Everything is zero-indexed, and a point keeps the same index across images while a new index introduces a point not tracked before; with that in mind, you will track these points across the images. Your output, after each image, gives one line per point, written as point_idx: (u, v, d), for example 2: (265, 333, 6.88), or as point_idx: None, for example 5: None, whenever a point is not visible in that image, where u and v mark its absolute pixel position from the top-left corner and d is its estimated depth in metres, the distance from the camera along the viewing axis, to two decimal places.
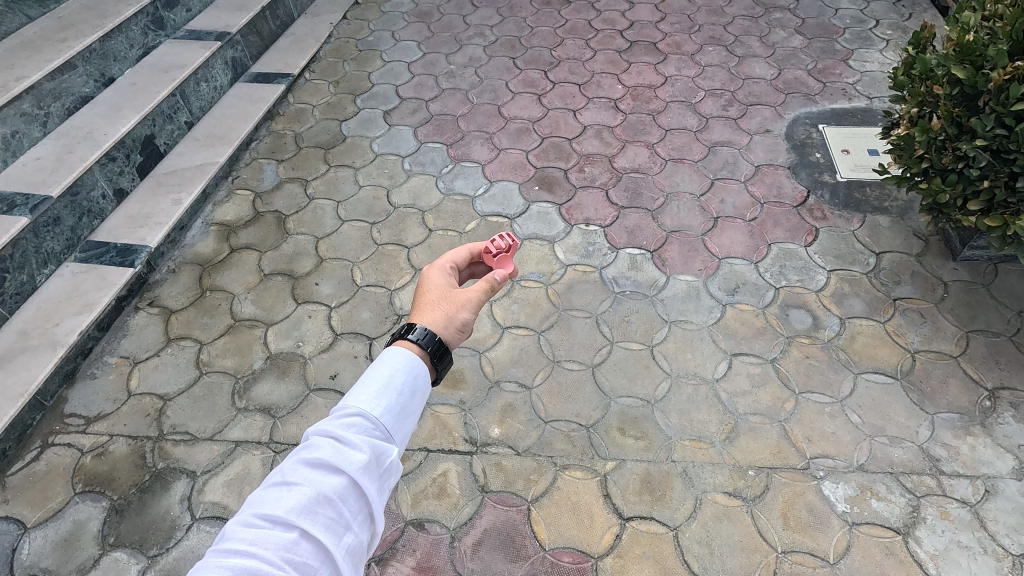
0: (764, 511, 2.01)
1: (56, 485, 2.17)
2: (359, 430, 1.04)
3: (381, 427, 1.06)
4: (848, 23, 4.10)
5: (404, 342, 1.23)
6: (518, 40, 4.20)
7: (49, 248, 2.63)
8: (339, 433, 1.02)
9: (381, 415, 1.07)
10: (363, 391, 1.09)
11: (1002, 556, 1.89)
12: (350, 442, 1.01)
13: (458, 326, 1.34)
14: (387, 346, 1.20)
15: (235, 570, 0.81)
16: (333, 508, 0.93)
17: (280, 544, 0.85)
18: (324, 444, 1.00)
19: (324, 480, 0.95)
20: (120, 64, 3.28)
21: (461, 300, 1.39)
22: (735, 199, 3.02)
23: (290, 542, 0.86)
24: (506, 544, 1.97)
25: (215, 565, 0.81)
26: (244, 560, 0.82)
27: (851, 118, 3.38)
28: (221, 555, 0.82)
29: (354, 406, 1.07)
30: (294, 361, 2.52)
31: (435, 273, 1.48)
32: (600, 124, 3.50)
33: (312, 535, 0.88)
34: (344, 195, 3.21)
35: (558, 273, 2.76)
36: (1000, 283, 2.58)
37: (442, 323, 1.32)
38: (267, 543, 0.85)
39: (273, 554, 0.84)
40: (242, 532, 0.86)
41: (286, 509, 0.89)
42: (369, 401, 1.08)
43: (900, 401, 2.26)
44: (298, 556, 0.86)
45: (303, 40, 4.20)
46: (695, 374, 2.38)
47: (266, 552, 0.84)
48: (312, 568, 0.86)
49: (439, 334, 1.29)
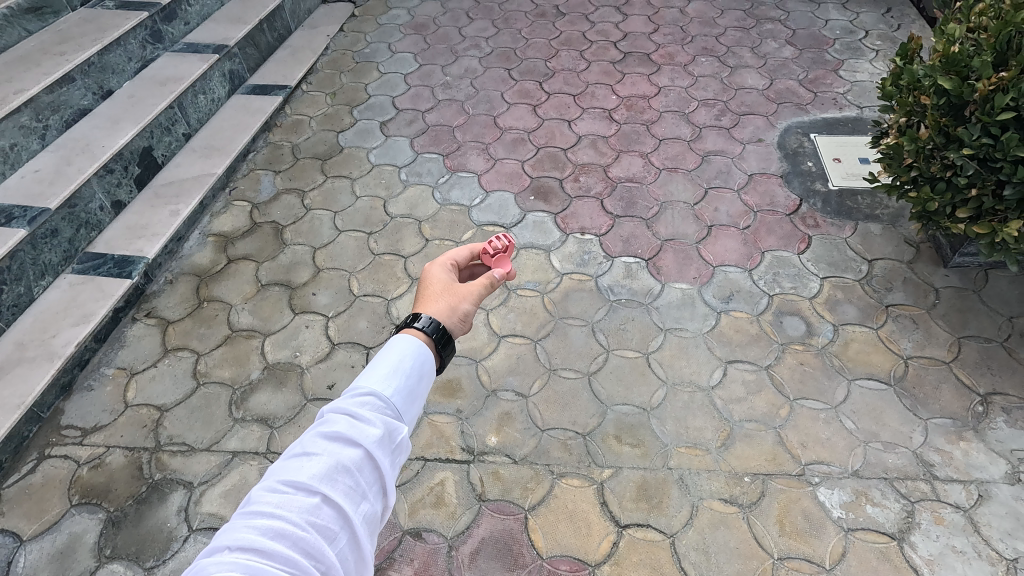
0: (760, 518, 2.02)
1: (52, 497, 2.17)
2: (372, 408, 1.05)
3: (391, 407, 1.07)
4: (838, 34, 4.16)
5: (411, 330, 1.24)
6: (513, 51, 4.25)
7: (47, 260, 2.64)
8: (353, 410, 1.03)
9: (392, 395, 1.08)
10: (374, 373, 1.10)
11: (996, 560, 1.90)
12: (364, 418, 1.02)
13: (460, 317, 1.35)
14: (396, 333, 1.22)
15: (262, 529, 0.83)
16: (351, 477, 0.94)
17: (303, 508, 0.87)
18: (340, 419, 1.01)
19: (342, 451, 0.96)
20: (118, 77, 3.31)
21: (464, 294, 1.40)
22: (729, 208, 3.06)
23: (313, 506, 0.88)
24: (503, 553, 1.97)
25: (243, 525, 0.83)
26: (270, 521, 0.84)
27: (842, 127, 3.43)
28: (247, 517, 0.84)
29: (365, 386, 1.08)
30: (292, 371, 2.53)
31: (437, 268, 1.49)
32: (594, 134, 3.53)
33: (333, 501, 0.90)
34: (341, 205, 3.23)
35: (554, 282, 2.78)
36: (991, 289, 2.62)
37: (444, 313, 1.33)
38: (290, 507, 0.87)
39: (297, 517, 0.86)
40: (266, 497, 0.87)
41: (307, 476, 0.91)
42: (380, 382, 1.09)
43: (894, 407, 2.28)
44: (320, 520, 0.87)
45: (300, 52, 4.24)
46: (690, 381, 2.40)
47: (291, 514, 0.86)
48: (333, 532, 0.88)
49: (443, 322, 1.30)
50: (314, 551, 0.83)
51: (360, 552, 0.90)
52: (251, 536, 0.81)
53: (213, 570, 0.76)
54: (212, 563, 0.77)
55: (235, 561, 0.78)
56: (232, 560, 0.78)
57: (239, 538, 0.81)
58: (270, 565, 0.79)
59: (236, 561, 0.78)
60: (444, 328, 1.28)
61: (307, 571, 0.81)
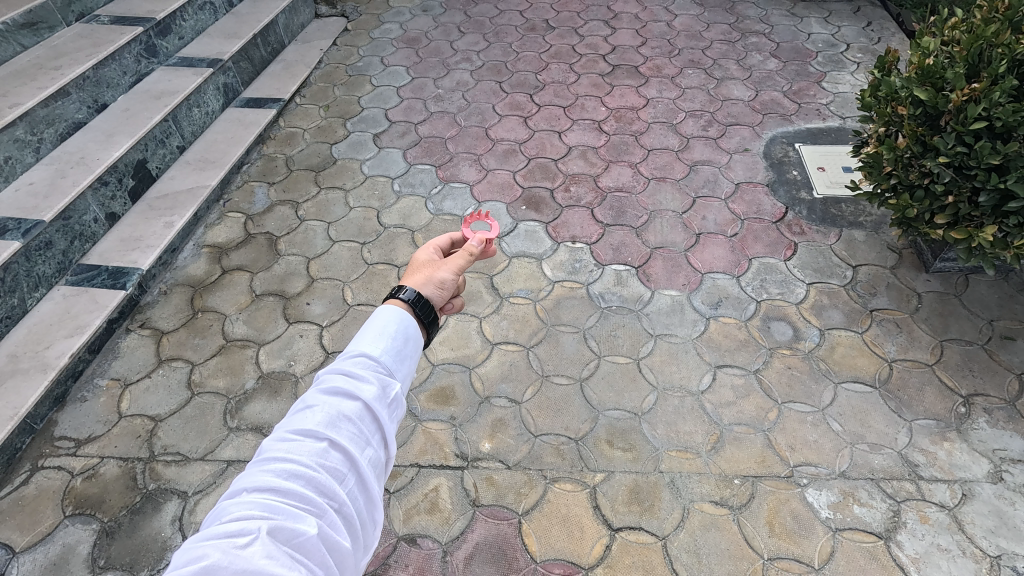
0: (750, 519, 2.05)
1: (45, 508, 2.16)
2: (366, 366, 1.07)
3: (383, 365, 1.09)
4: (821, 47, 4.26)
5: (396, 302, 1.21)
6: (504, 64, 4.33)
7: (41, 272, 2.66)
8: (350, 368, 1.05)
9: (383, 355, 1.10)
10: (365, 336, 1.12)
11: (980, 557, 1.94)
12: (360, 374, 1.04)
13: (438, 284, 1.33)
14: (380, 304, 1.20)
15: (276, 472, 0.87)
16: (353, 425, 0.98)
17: (313, 452, 0.91)
18: (337, 377, 1.03)
19: (343, 403, 0.99)
20: (113, 91, 3.35)
21: (441, 266, 1.38)
22: (716, 216, 3.12)
23: (322, 451, 0.92)
24: (498, 558, 1.99)
25: (257, 470, 0.87)
26: (283, 466, 0.88)
27: (825, 137, 3.52)
28: (260, 463, 0.89)
29: (358, 347, 1.09)
30: (286, 380, 2.54)
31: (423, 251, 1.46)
32: (584, 145, 3.60)
33: (339, 446, 0.93)
34: (334, 216, 3.27)
35: (546, 290, 2.82)
36: (971, 293, 2.69)
37: (421, 283, 1.32)
38: (300, 451, 0.90)
39: (308, 460, 0.90)
40: (276, 445, 0.91)
41: (313, 424, 0.94)
42: (372, 344, 1.10)
43: (878, 409, 2.33)
44: (330, 463, 0.91)
45: (294, 66, 4.30)
46: (680, 386, 2.44)
47: (302, 458, 0.90)
48: (341, 474, 0.92)
49: (422, 291, 1.28)
50: (326, 491, 0.88)
51: (369, 494, 0.94)
52: (266, 478, 0.86)
53: (233, 511, 0.82)
54: (232, 505, 0.82)
55: (253, 501, 0.83)
56: (250, 501, 0.83)
57: (255, 482, 0.85)
58: (285, 503, 0.84)
59: (254, 501, 0.83)
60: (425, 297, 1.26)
61: (321, 508, 0.86)
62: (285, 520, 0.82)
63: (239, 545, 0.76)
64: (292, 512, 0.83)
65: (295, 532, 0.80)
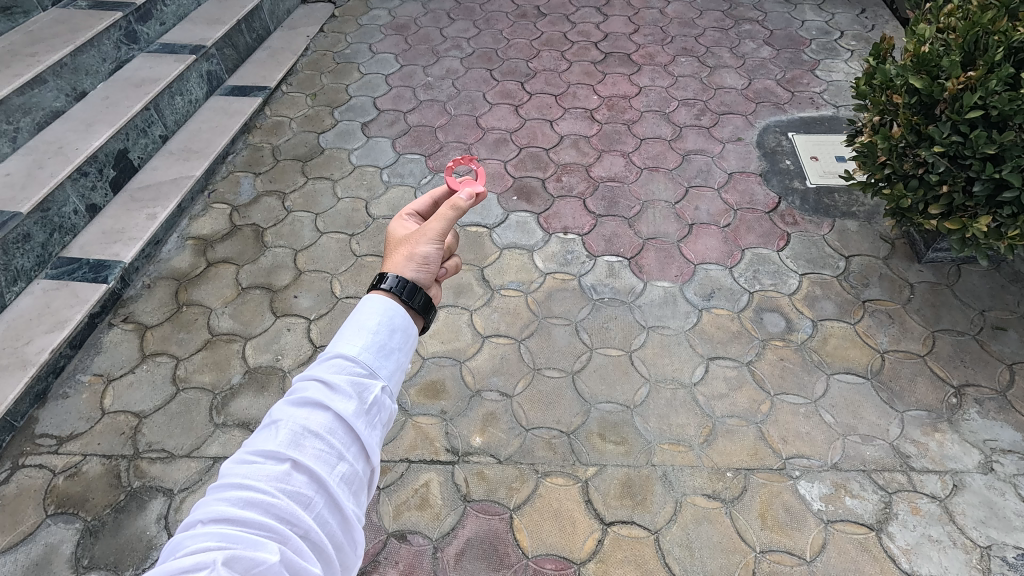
0: (742, 512, 2.04)
1: (27, 507, 2.12)
2: (342, 369, 1.03)
3: (363, 366, 1.05)
4: (815, 34, 4.22)
5: (379, 292, 1.16)
6: (494, 52, 4.25)
7: (19, 265, 2.58)
8: (325, 374, 1.02)
9: (362, 354, 1.06)
10: (345, 334, 1.08)
11: (970, 548, 1.94)
12: (336, 380, 1.01)
13: (421, 261, 1.25)
14: (363, 296, 1.16)
15: (233, 500, 0.84)
16: (322, 441, 0.94)
17: (273, 476, 0.88)
18: (310, 385, 1.00)
19: (312, 416, 0.96)
20: (92, 78, 3.26)
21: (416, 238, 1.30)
22: (710, 206, 3.09)
23: (284, 473, 0.88)
24: (489, 553, 1.97)
25: (214, 499, 0.84)
26: (241, 493, 0.85)
27: (819, 126, 3.49)
28: (219, 489, 0.86)
29: (335, 348, 1.06)
30: (273, 374, 2.50)
31: (398, 223, 1.41)
32: (576, 134, 3.55)
33: (304, 466, 0.90)
34: (322, 207, 3.21)
35: (537, 281, 2.78)
36: (964, 283, 2.68)
37: (402, 262, 1.24)
38: (260, 476, 0.87)
39: (267, 486, 0.86)
40: (237, 468, 0.88)
41: (277, 443, 0.91)
42: (351, 343, 1.07)
43: (870, 401, 2.32)
44: (292, 487, 0.88)
45: (280, 53, 4.20)
46: (672, 378, 2.42)
47: (261, 484, 0.86)
48: (307, 498, 0.88)
49: (405, 274, 1.22)
50: (288, 518, 0.84)
51: (342, 513, 0.91)
52: (222, 508, 0.83)
53: (191, 544, 0.78)
54: (188, 538, 0.79)
55: (209, 532, 0.80)
56: (206, 531, 0.80)
57: (211, 512, 0.82)
58: (245, 533, 0.81)
59: (210, 533, 0.80)
60: (410, 281, 1.21)
61: (283, 534, 0.83)
62: (244, 549, 0.78)
63: None
64: (251, 540, 0.80)
65: (254, 561, 0.76)
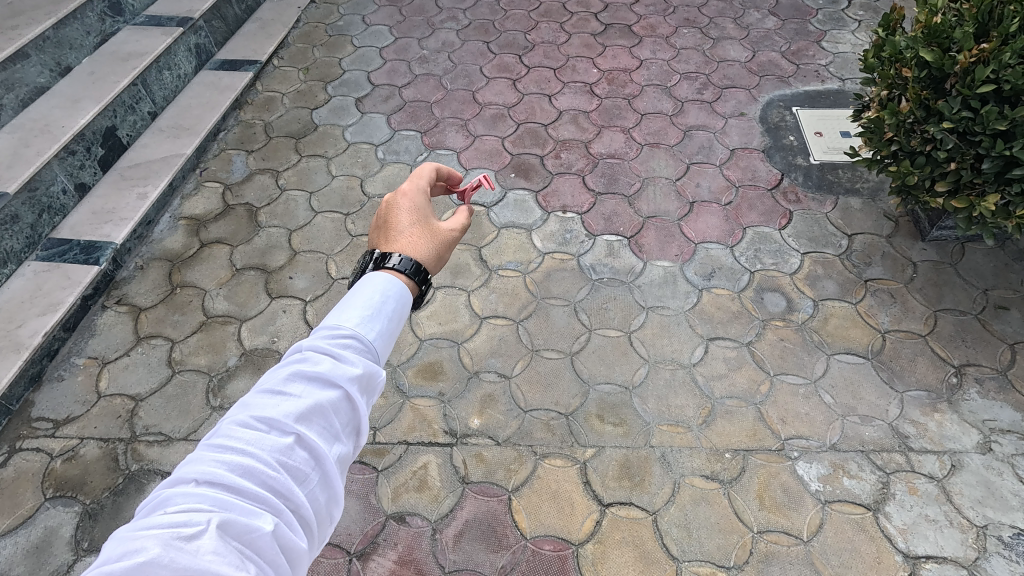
0: (739, 493, 2.05)
1: (25, 491, 2.12)
2: (353, 348, 1.01)
3: (373, 348, 1.03)
4: (821, 4, 4.10)
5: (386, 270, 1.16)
6: (491, 24, 4.13)
7: (8, 247, 2.54)
8: (336, 349, 0.99)
9: (374, 336, 1.04)
10: (359, 310, 1.05)
11: (966, 527, 1.95)
12: (347, 358, 0.99)
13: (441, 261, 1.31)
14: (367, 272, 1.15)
15: (230, 466, 0.81)
16: (325, 418, 0.92)
17: (274, 447, 0.85)
18: (321, 359, 0.97)
19: (320, 392, 0.93)
20: (76, 52, 3.16)
21: (446, 236, 1.35)
22: (711, 183, 3.03)
23: (285, 446, 0.86)
24: (487, 535, 1.98)
25: (209, 459, 0.81)
26: (239, 458, 0.82)
27: (823, 101, 3.40)
28: (214, 450, 0.83)
29: (350, 324, 1.03)
30: (269, 356, 2.48)
31: (415, 194, 1.38)
32: (576, 109, 3.47)
33: (306, 442, 0.88)
34: (316, 185, 3.15)
35: (535, 261, 2.75)
36: (968, 262, 2.64)
37: (431, 253, 1.28)
38: (260, 445, 0.85)
39: (267, 456, 0.84)
40: (236, 432, 0.85)
41: (282, 414, 0.88)
42: (365, 321, 1.04)
43: (870, 381, 2.31)
44: (291, 461, 0.85)
45: (271, 25, 4.08)
46: (672, 358, 2.40)
47: (261, 453, 0.84)
48: (303, 473, 0.86)
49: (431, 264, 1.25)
50: (284, 491, 0.82)
51: (332, 493, 0.89)
52: (218, 471, 0.80)
53: (179, 502, 0.77)
54: (178, 495, 0.77)
55: (203, 494, 0.78)
56: (199, 493, 0.78)
57: (206, 473, 0.79)
58: (239, 500, 0.79)
59: (204, 495, 0.77)
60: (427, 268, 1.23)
61: (277, 507, 0.80)
62: (239, 516, 0.77)
63: (183, 536, 0.71)
64: (247, 509, 0.78)
65: (248, 527, 0.76)
